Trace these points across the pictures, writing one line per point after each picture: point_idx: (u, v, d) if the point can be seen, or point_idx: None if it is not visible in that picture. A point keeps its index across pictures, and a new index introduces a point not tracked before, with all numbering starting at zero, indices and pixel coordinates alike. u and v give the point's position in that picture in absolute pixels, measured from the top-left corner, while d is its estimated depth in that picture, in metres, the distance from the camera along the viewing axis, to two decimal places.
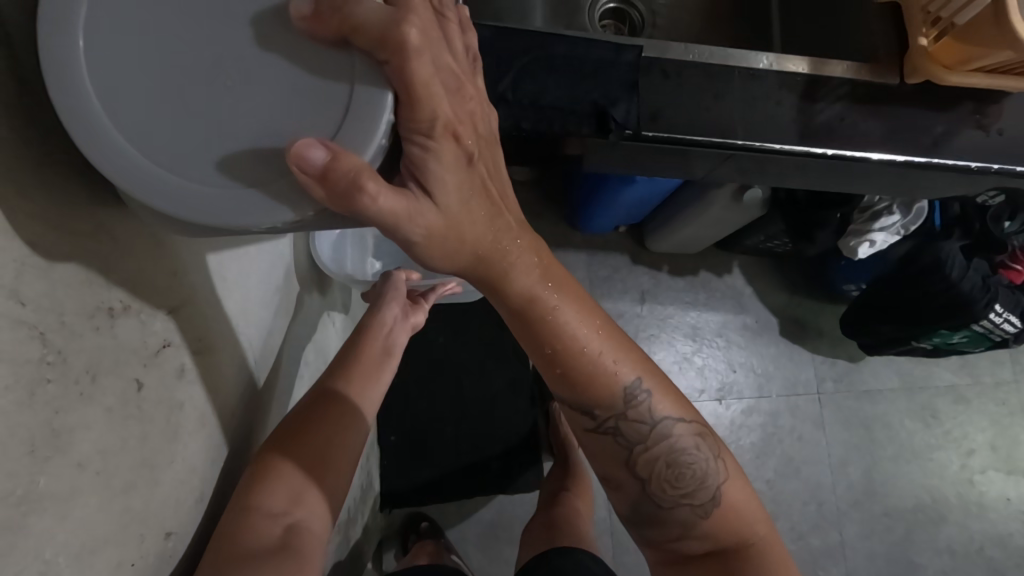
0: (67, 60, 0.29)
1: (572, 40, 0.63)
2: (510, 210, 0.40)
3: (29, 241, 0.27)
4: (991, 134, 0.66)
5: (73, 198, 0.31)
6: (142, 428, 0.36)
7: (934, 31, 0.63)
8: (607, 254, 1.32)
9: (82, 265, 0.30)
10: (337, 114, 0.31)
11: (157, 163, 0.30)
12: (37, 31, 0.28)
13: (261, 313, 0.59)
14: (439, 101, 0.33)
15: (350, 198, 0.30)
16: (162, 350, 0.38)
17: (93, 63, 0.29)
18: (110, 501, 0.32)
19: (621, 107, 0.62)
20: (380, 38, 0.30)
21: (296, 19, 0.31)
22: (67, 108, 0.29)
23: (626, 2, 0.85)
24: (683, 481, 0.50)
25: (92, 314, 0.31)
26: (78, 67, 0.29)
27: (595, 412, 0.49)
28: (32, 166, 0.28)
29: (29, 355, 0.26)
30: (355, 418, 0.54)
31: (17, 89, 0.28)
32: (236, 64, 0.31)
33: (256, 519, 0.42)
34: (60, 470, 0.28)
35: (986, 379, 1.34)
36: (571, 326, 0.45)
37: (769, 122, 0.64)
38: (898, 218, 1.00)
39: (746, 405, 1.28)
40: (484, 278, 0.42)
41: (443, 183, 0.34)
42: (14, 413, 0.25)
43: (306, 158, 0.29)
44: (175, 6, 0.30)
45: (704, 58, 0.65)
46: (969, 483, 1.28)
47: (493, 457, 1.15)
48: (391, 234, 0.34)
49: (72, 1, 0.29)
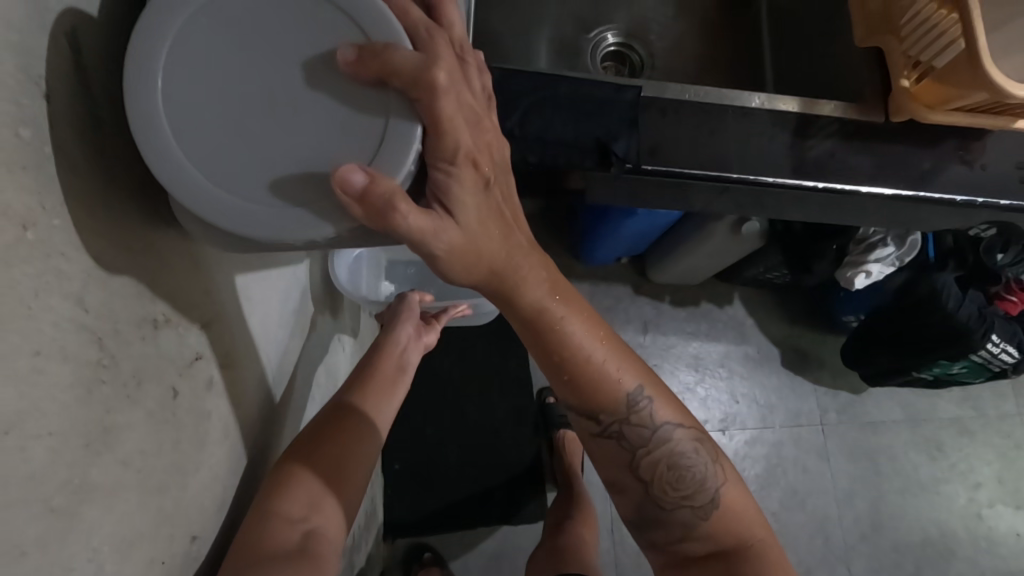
0: (145, 99, 0.33)
1: (576, 80, 0.68)
2: (522, 229, 0.44)
3: (95, 256, 0.30)
4: (974, 168, 0.70)
5: (132, 218, 0.34)
6: (176, 433, 0.38)
7: (915, 73, 0.67)
8: (610, 285, 1.35)
9: (133, 279, 0.34)
10: (374, 144, 0.35)
11: (219, 186, 0.35)
12: (122, 77, 0.33)
13: (279, 333, 0.62)
14: (461, 133, 0.37)
15: (385, 216, 0.34)
16: (195, 361, 0.41)
17: (167, 101, 0.34)
18: (147, 499, 0.34)
19: (622, 142, 0.66)
20: (413, 81, 0.35)
21: (341, 64, 0.35)
22: (146, 140, 0.33)
23: (626, 45, 0.91)
24: (683, 483, 0.52)
25: (140, 324, 0.34)
26: (155, 104, 0.33)
27: (600, 417, 0.51)
28: (102, 189, 0.32)
29: (89, 357, 0.29)
30: (369, 431, 0.56)
31: (91, 122, 0.31)
32: (288, 102, 0.35)
33: (276, 525, 0.45)
34: (108, 465, 0.30)
35: (990, 412, 1.35)
36: (578, 336, 0.47)
37: (762, 157, 0.68)
38: (892, 250, 1.04)
39: (749, 436, 1.29)
40: (497, 289, 0.45)
41: (463, 204, 0.38)
42: (76, 408, 0.28)
43: (347, 181, 0.33)
44: (237, 51, 0.35)
45: (700, 97, 0.69)
46: (977, 517, 1.28)
47: (497, 487, 1.16)
48: (417, 249, 0.37)
49: (152, 49, 0.34)
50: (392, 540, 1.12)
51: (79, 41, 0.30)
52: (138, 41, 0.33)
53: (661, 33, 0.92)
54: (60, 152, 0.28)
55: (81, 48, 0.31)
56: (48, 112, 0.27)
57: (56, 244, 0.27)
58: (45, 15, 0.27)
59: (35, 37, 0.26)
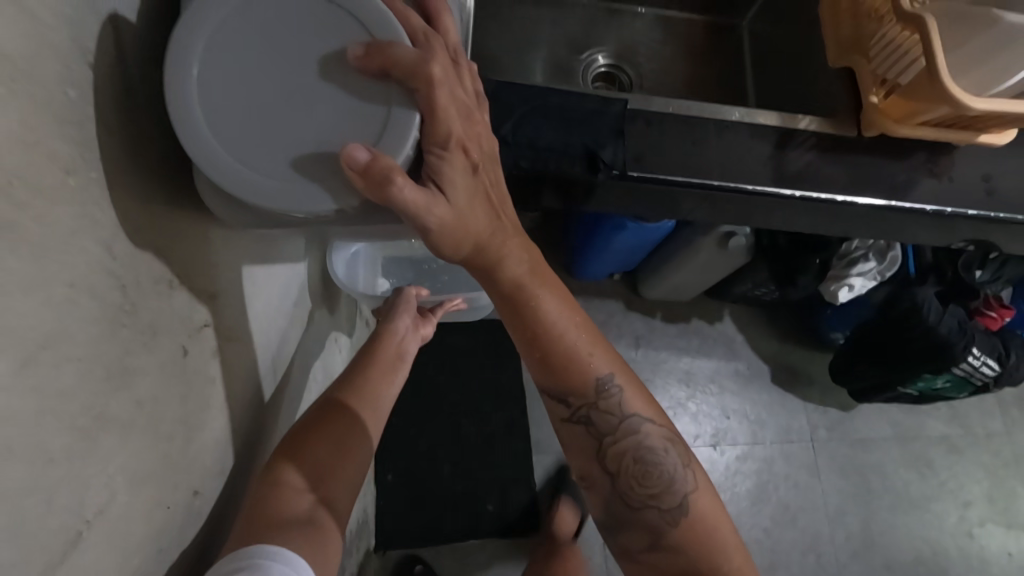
0: (183, 86, 0.38)
1: (566, 93, 0.72)
2: (506, 215, 0.48)
3: (120, 212, 0.33)
4: (943, 179, 0.75)
5: (152, 188, 0.38)
6: (183, 389, 0.41)
7: (882, 90, 0.72)
8: (602, 300, 1.39)
9: (151, 241, 0.37)
10: (378, 128, 0.39)
11: (240, 162, 0.38)
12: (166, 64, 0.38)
13: (279, 323, 0.65)
14: (453, 122, 0.41)
15: (383, 187, 0.37)
16: (202, 329, 0.44)
17: (200, 87, 0.38)
18: (157, 441, 0.37)
19: (609, 150, 0.70)
20: (413, 73, 0.39)
21: (352, 58, 0.39)
22: (182, 121, 0.38)
23: (615, 67, 0.97)
24: (651, 480, 0.53)
25: (157, 281, 0.37)
26: (190, 90, 0.38)
27: (569, 400, 0.54)
28: (129, 155, 0.35)
29: (113, 300, 0.32)
30: (358, 423, 0.59)
31: (125, 95, 0.35)
32: (305, 90, 0.39)
33: (290, 495, 0.49)
34: (124, 402, 0.33)
35: (977, 430, 1.37)
36: (553, 315, 0.50)
37: (742, 167, 0.72)
38: (873, 264, 1.09)
39: (740, 452, 1.30)
40: (476, 264, 0.48)
41: (453, 183, 0.42)
42: (101, 342, 0.31)
43: (353, 157, 0.37)
44: (264, 44, 0.39)
45: (683, 110, 0.74)
46: (967, 536, 1.29)
47: (489, 499, 1.17)
48: (412, 222, 0.41)
49: (192, 41, 0.38)
50: (382, 550, 1.12)
51: (119, 24, 0.34)
52: (180, 36, 0.38)
53: (649, 56, 0.98)
54: (98, 116, 0.32)
55: (120, 32, 0.34)
56: (91, 79, 0.31)
57: (92, 195, 0.31)
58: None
59: (85, 14, 0.30)
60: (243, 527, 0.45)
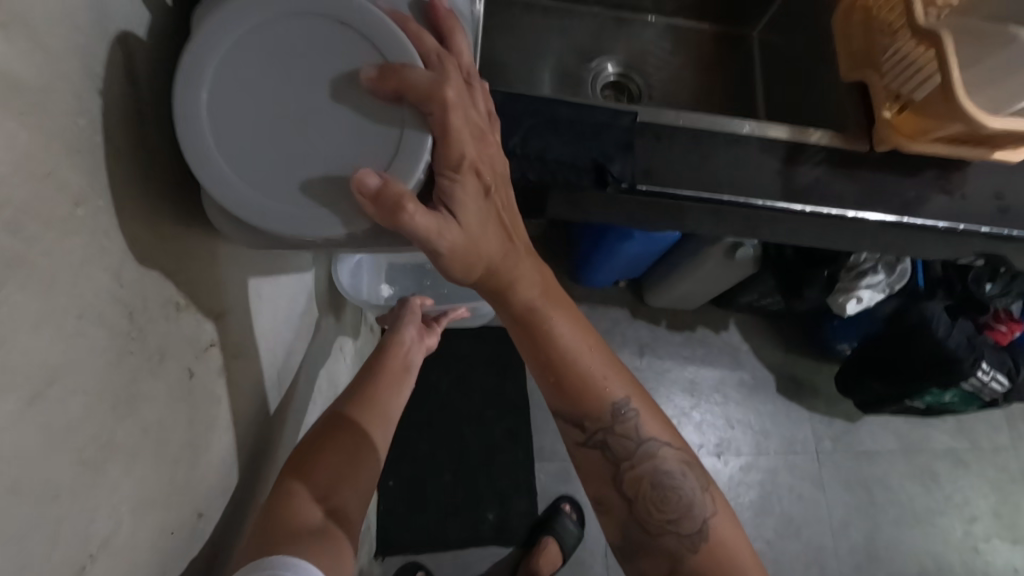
0: (192, 110, 0.37)
1: (575, 105, 0.71)
2: (519, 237, 0.48)
3: (129, 238, 0.33)
4: (954, 196, 0.74)
5: (162, 210, 0.37)
6: (189, 411, 0.41)
7: (896, 105, 0.71)
8: (608, 307, 1.38)
9: (160, 264, 0.36)
10: (390, 152, 0.39)
11: (251, 187, 0.38)
12: (175, 88, 0.37)
13: (285, 334, 0.64)
14: (467, 145, 0.40)
15: (394, 214, 0.37)
16: (208, 349, 0.44)
17: (210, 112, 0.38)
18: (162, 467, 0.37)
19: (618, 164, 0.69)
20: (426, 96, 0.38)
21: (364, 80, 0.38)
22: (192, 147, 0.37)
23: (625, 76, 0.96)
24: (669, 505, 0.53)
25: (165, 305, 0.37)
26: (199, 115, 0.37)
27: (585, 424, 0.53)
28: (139, 180, 0.35)
29: (120, 327, 0.32)
30: (364, 437, 0.58)
31: (135, 118, 0.35)
32: (316, 113, 0.39)
33: (299, 506, 0.49)
34: (130, 429, 0.33)
35: (984, 444, 1.36)
36: (568, 340, 0.50)
37: (752, 182, 0.72)
38: (882, 277, 1.07)
39: (744, 462, 1.29)
40: (492, 289, 0.48)
41: (466, 207, 0.41)
42: (107, 371, 0.31)
43: (364, 183, 0.37)
44: (275, 67, 0.38)
45: (693, 123, 0.73)
46: (973, 550, 1.28)
47: (490, 508, 1.16)
48: (424, 247, 0.40)
49: (201, 64, 0.37)
50: (382, 557, 1.11)
51: (130, 48, 0.34)
52: (190, 60, 0.37)
53: (658, 65, 0.97)
54: (108, 143, 0.31)
55: (131, 56, 0.34)
56: (101, 107, 0.31)
57: (100, 223, 0.30)
58: (105, 23, 0.31)
59: (95, 41, 0.30)
60: (259, 536, 0.45)
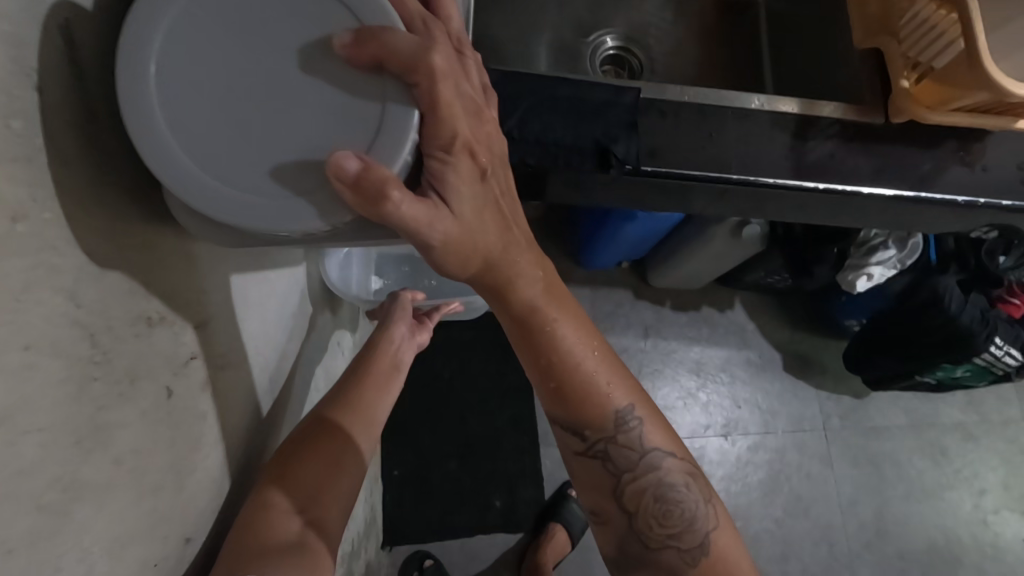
0: (140, 83, 0.32)
1: (575, 82, 0.67)
2: (519, 228, 0.44)
3: (87, 250, 0.30)
4: (975, 169, 0.69)
5: (124, 213, 0.34)
6: (171, 433, 0.38)
7: (914, 74, 0.66)
8: (610, 289, 1.35)
9: (125, 275, 0.33)
10: (371, 131, 0.34)
11: (214, 177, 0.33)
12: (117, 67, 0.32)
13: (276, 336, 0.61)
14: (459, 121, 0.36)
15: (378, 204, 0.32)
16: (189, 361, 0.40)
17: (161, 86, 0.33)
18: (140, 499, 0.34)
19: (622, 145, 0.65)
20: (410, 65, 0.34)
21: (338, 47, 0.33)
22: (140, 128, 0.32)
23: (625, 49, 0.91)
24: (671, 519, 0.50)
25: (134, 322, 0.34)
26: (147, 91, 0.32)
27: (586, 432, 0.50)
28: (93, 183, 0.31)
29: (80, 353, 0.29)
30: (349, 442, 0.55)
31: (84, 115, 0.31)
32: (284, 88, 0.34)
33: (274, 517, 0.46)
34: (99, 463, 0.30)
35: (994, 417, 1.34)
36: (569, 342, 0.47)
37: (763, 159, 0.67)
38: (893, 252, 1.02)
39: (751, 442, 1.27)
40: (489, 286, 0.44)
41: (459, 194, 0.37)
42: (66, 405, 0.28)
43: (341, 168, 0.32)
44: (233, 38, 0.33)
45: (700, 99, 0.69)
46: (983, 524, 1.26)
47: (495, 495, 1.14)
48: (412, 240, 0.36)
49: (147, 39, 0.33)
50: (390, 547, 1.09)
51: (74, 35, 0.30)
52: (135, 26, 0.32)
53: (660, 38, 0.92)
54: (53, 146, 0.28)
55: (74, 44, 0.30)
56: (41, 107, 0.27)
57: (47, 238, 0.27)
58: (38, 8, 0.27)
59: (26, 30, 0.26)
60: (229, 556, 0.42)
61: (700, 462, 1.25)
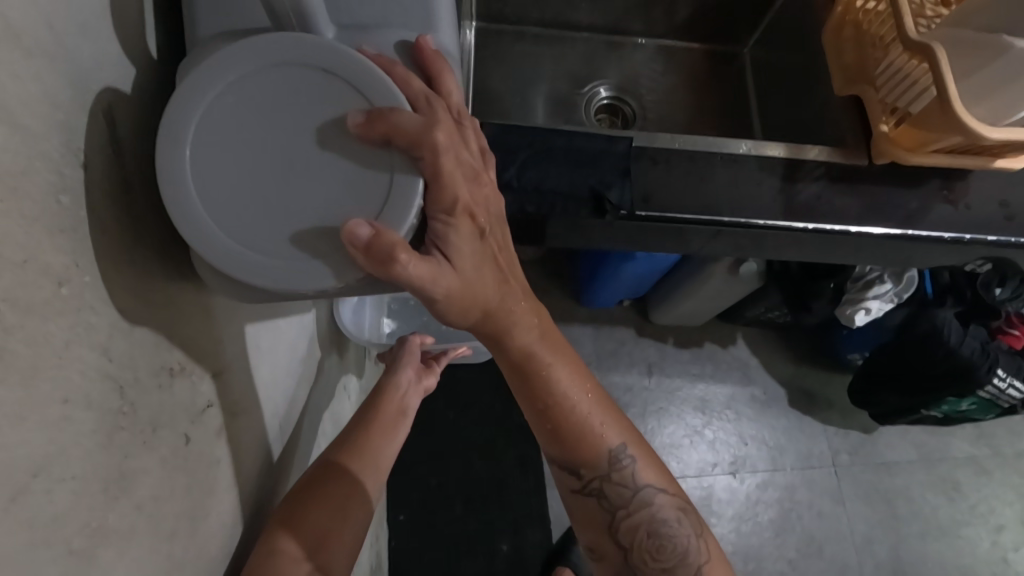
0: (176, 162, 0.36)
1: (570, 133, 0.70)
2: (516, 279, 0.46)
3: (120, 308, 0.32)
4: (958, 207, 0.72)
5: (153, 274, 0.36)
6: (188, 479, 0.39)
7: (892, 119, 0.69)
8: (613, 328, 1.36)
9: (152, 330, 0.36)
10: (380, 200, 0.37)
11: (240, 244, 0.36)
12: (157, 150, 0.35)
13: (286, 382, 0.63)
14: (460, 187, 0.39)
15: (386, 266, 0.35)
16: (206, 410, 0.42)
17: (193, 163, 0.36)
18: (157, 544, 0.35)
19: (616, 191, 0.68)
20: (416, 140, 0.37)
21: (351, 127, 0.37)
22: (177, 205, 0.36)
23: (619, 99, 0.95)
24: (665, 554, 0.51)
25: (157, 373, 0.36)
26: (183, 170, 0.36)
27: (581, 471, 0.52)
28: (127, 247, 0.34)
29: (110, 404, 0.31)
30: (354, 488, 0.56)
31: (120, 186, 0.34)
32: (304, 163, 0.37)
33: (281, 564, 0.47)
34: (123, 510, 0.32)
35: (1006, 450, 1.33)
36: (565, 385, 0.49)
37: (753, 202, 0.70)
38: (891, 286, 1.03)
39: (760, 480, 1.26)
40: (488, 333, 0.47)
41: (460, 252, 0.40)
42: (96, 453, 0.30)
43: (354, 234, 0.35)
44: (261, 122, 0.37)
45: (690, 146, 0.72)
46: (1003, 562, 1.23)
47: (503, 539, 1.13)
48: (417, 296, 0.39)
49: (184, 125, 0.36)
50: None
51: (114, 115, 0.33)
52: (175, 111, 0.35)
53: (652, 87, 0.97)
54: (94, 216, 0.31)
55: (115, 123, 0.33)
56: (85, 180, 0.30)
57: (86, 299, 0.29)
58: (85, 96, 0.30)
59: (75, 113, 0.29)
60: None
61: (709, 501, 1.23)
